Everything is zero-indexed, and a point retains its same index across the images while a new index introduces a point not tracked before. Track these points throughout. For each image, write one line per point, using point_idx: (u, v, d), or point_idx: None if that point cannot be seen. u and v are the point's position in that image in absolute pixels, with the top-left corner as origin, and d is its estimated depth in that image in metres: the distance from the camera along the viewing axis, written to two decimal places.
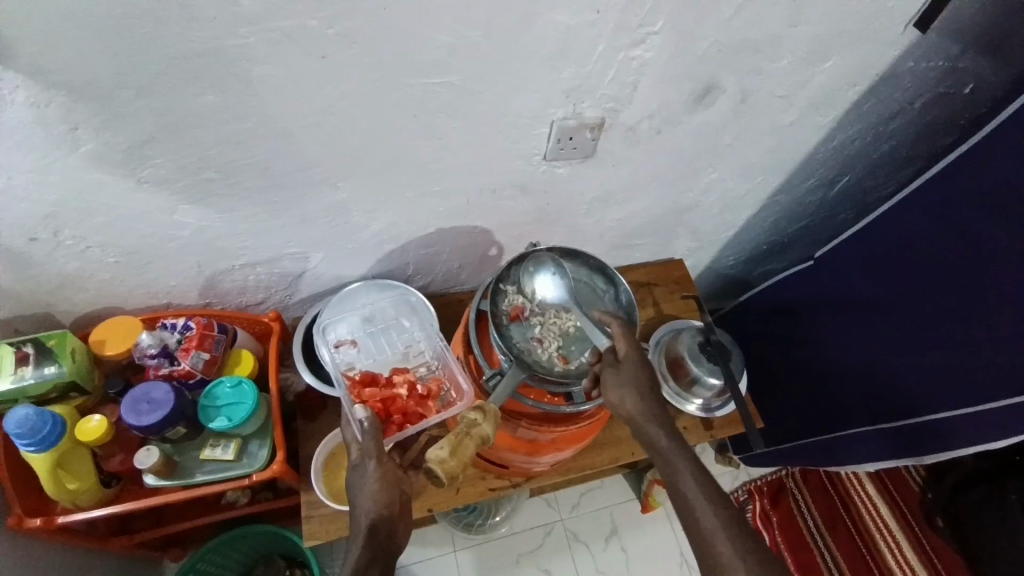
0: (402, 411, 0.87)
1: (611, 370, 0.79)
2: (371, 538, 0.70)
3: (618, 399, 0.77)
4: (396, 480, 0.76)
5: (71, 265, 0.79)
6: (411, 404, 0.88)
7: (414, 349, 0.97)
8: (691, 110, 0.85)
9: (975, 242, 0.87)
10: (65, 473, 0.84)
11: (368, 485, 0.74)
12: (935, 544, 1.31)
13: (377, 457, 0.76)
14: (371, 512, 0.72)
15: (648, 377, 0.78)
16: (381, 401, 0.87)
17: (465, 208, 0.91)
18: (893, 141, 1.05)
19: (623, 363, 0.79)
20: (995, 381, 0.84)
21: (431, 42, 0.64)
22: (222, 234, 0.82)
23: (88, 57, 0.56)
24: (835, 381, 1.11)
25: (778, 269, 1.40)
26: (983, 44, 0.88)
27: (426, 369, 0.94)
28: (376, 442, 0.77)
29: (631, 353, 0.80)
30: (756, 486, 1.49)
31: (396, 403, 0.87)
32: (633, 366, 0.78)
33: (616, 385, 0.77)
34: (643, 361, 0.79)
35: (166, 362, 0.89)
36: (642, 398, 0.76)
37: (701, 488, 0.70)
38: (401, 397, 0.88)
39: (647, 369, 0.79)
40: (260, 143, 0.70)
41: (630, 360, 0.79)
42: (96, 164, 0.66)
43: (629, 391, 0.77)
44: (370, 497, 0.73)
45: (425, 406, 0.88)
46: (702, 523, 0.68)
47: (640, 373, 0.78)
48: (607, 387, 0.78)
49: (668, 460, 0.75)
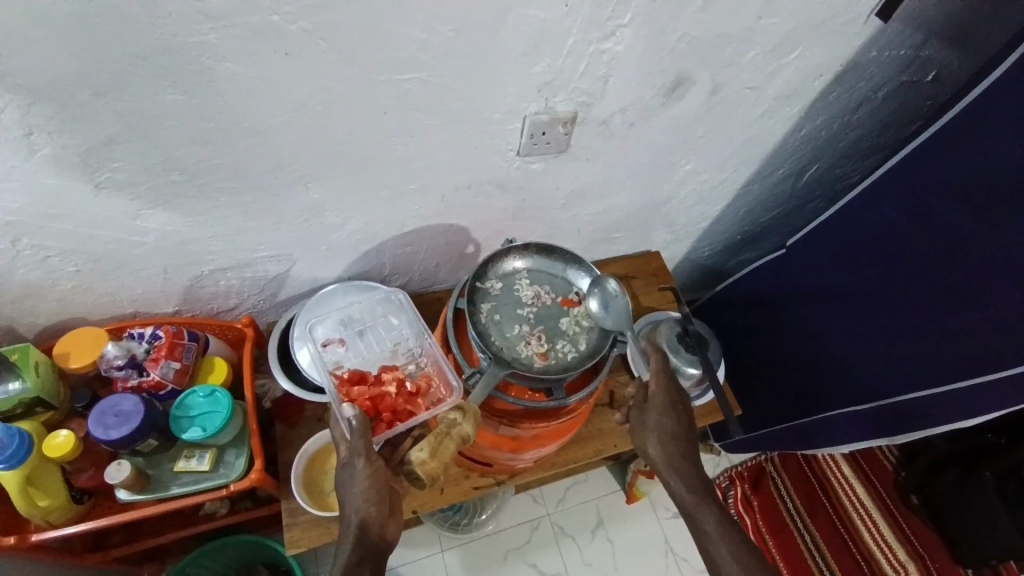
0: (390, 409, 0.85)
1: (638, 411, 0.84)
2: (361, 537, 0.71)
3: (643, 443, 0.82)
4: (386, 478, 0.74)
5: (34, 273, 0.76)
6: (400, 402, 0.86)
7: (403, 346, 0.95)
8: (664, 103, 0.85)
9: (938, 225, 0.89)
10: (35, 490, 0.81)
11: (357, 484, 0.73)
12: (909, 523, 1.37)
13: (365, 456, 0.73)
14: (361, 512, 0.71)
15: (673, 421, 0.82)
16: (370, 399, 0.85)
17: (440, 206, 0.90)
18: (861, 130, 1.06)
19: (649, 407, 0.83)
20: (966, 362, 0.86)
21: (401, 40, 0.63)
22: (191, 239, 0.80)
23: (41, 57, 0.54)
24: (811, 367, 1.12)
25: (753, 258, 1.41)
26: (946, 32, 0.89)
27: (416, 367, 0.92)
28: (365, 440, 0.74)
29: (658, 394, 0.83)
30: (738, 472, 1.47)
31: (384, 401, 0.86)
32: (658, 410, 0.82)
33: (641, 429, 0.82)
34: (668, 405, 0.83)
35: (134, 372, 0.87)
36: (665, 448, 0.81)
37: (726, 543, 0.76)
38: (389, 395, 0.86)
39: (672, 411, 0.83)
40: (225, 145, 0.68)
41: (656, 402, 0.83)
42: (55, 170, 0.64)
43: (652, 439, 0.81)
44: (360, 496, 0.72)
45: (414, 403, 0.87)
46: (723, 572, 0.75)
47: (666, 418, 0.82)
48: (634, 429, 0.83)
49: (688, 509, 0.79)
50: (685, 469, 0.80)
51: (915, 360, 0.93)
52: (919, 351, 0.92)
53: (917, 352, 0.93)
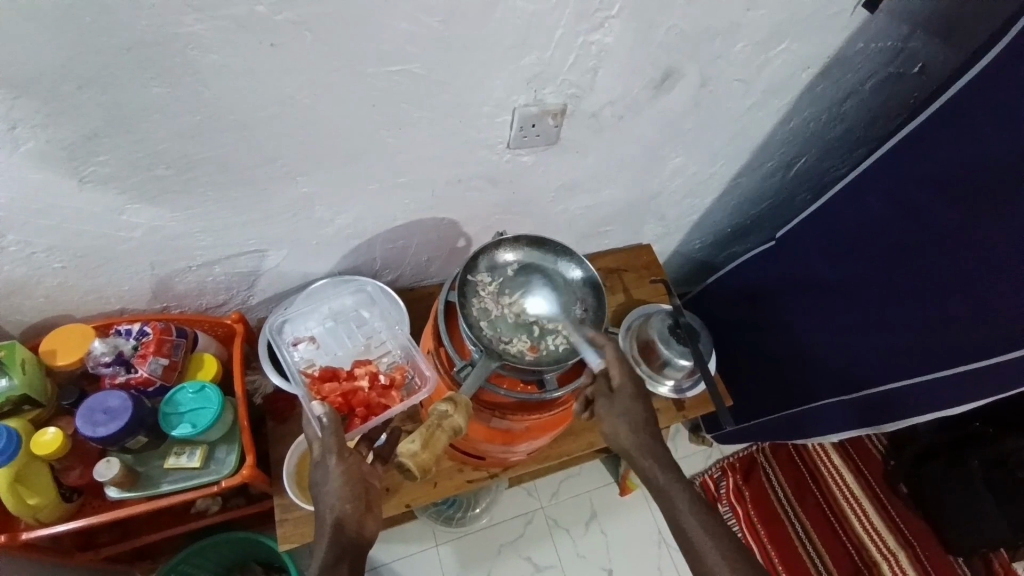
0: (364, 403, 0.88)
1: (606, 401, 0.82)
2: (338, 536, 0.70)
3: (612, 431, 0.80)
4: (360, 474, 0.74)
5: (20, 269, 0.75)
6: (373, 396, 0.89)
7: (375, 340, 0.97)
8: (654, 95, 0.85)
9: (923, 215, 0.90)
10: (24, 488, 0.80)
11: (331, 481, 0.73)
12: (898, 509, 1.39)
13: (338, 452, 0.74)
14: (335, 509, 0.71)
15: (643, 407, 0.81)
16: (342, 395, 0.87)
17: (430, 199, 0.90)
18: (848, 123, 1.07)
19: (617, 396, 0.81)
20: (952, 352, 0.87)
21: (387, 30, 0.62)
22: (179, 234, 0.79)
23: (23, 49, 0.53)
24: (800, 357, 1.13)
25: (741, 251, 1.42)
26: (932, 23, 0.90)
27: (389, 359, 0.95)
28: (337, 437, 0.75)
29: (625, 382, 0.81)
30: (730, 463, 1.47)
31: (357, 396, 0.88)
32: (627, 398, 0.80)
33: (612, 418, 0.80)
34: (637, 389, 0.81)
35: (122, 369, 0.86)
36: (636, 431, 0.80)
37: (701, 523, 0.76)
38: (362, 390, 0.89)
39: (640, 397, 0.81)
40: (211, 137, 0.67)
41: (624, 390, 0.81)
42: (37, 164, 0.63)
43: (623, 423, 0.80)
44: (335, 494, 0.72)
45: (388, 397, 0.89)
46: (703, 556, 0.74)
47: (634, 405, 0.80)
48: (602, 417, 0.81)
49: (661, 490, 0.79)
50: (655, 450, 0.80)
51: (904, 349, 0.94)
52: (907, 341, 0.93)
53: (906, 342, 0.93)
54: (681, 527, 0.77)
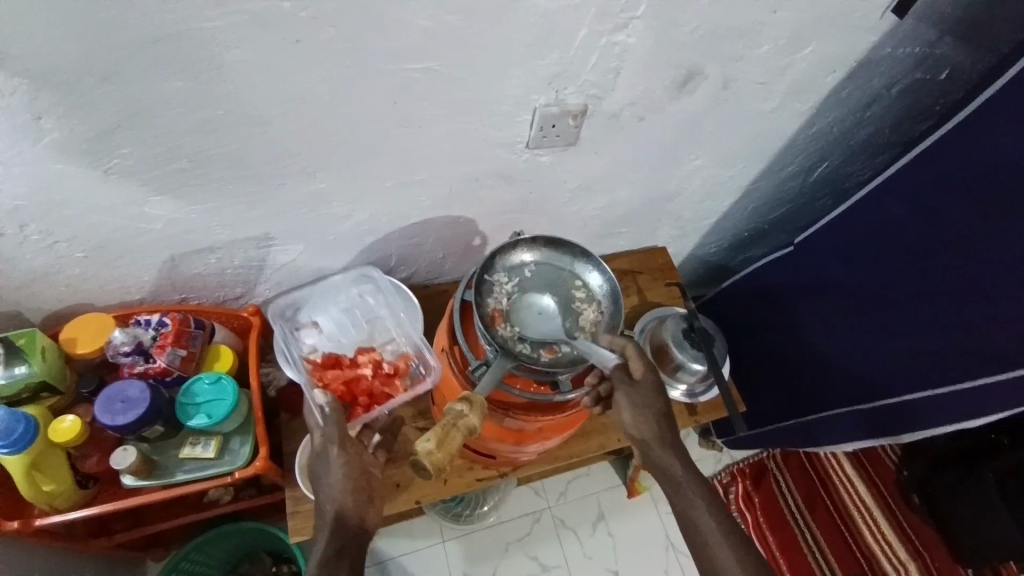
0: (366, 393, 0.92)
1: (625, 390, 0.82)
2: (338, 528, 0.71)
3: (630, 419, 0.82)
4: (362, 466, 0.75)
5: (41, 259, 0.76)
6: (376, 384, 0.93)
7: (378, 326, 1.00)
8: (675, 96, 0.85)
9: (942, 223, 0.89)
10: (42, 475, 0.82)
11: (333, 473, 0.73)
12: (908, 518, 1.37)
13: (339, 443, 0.75)
14: (336, 501, 0.72)
15: (662, 400, 0.82)
16: (344, 384, 0.92)
17: (448, 196, 0.90)
18: (872, 127, 1.06)
19: (638, 386, 0.82)
20: (972, 361, 0.85)
21: (408, 27, 0.62)
22: (197, 227, 0.80)
23: (47, 41, 0.53)
24: (815, 364, 1.12)
25: (757, 255, 1.41)
26: (959, 29, 0.89)
27: (393, 347, 0.98)
28: (339, 428, 0.76)
29: (647, 375, 0.82)
30: (739, 468, 1.50)
31: (360, 385, 0.92)
32: (647, 390, 0.82)
33: (631, 408, 0.81)
34: (656, 382, 0.82)
35: (141, 359, 0.87)
36: (656, 421, 0.82)
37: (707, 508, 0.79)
38: (365, 378, 0.93)
39: (659, 390, 0.82)
40: (229, 131, 0.68)
41: (647, 383, 0.82)
42: (61, 156, 0.64)
43: (645, 414, 0.81)
44: (336, 485, 0.73)
45: (390, 386, 0.93)
46: (706, 536, 0.78)
47: (654, 396, 0.82)
48: (620, 404, 0.82)
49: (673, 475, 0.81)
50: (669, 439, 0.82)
51: (921, 358, 0.93)
52: (924, 349, 0.92)
53: (923, 351, 0.93)
54: (685, 507, 0.80)
